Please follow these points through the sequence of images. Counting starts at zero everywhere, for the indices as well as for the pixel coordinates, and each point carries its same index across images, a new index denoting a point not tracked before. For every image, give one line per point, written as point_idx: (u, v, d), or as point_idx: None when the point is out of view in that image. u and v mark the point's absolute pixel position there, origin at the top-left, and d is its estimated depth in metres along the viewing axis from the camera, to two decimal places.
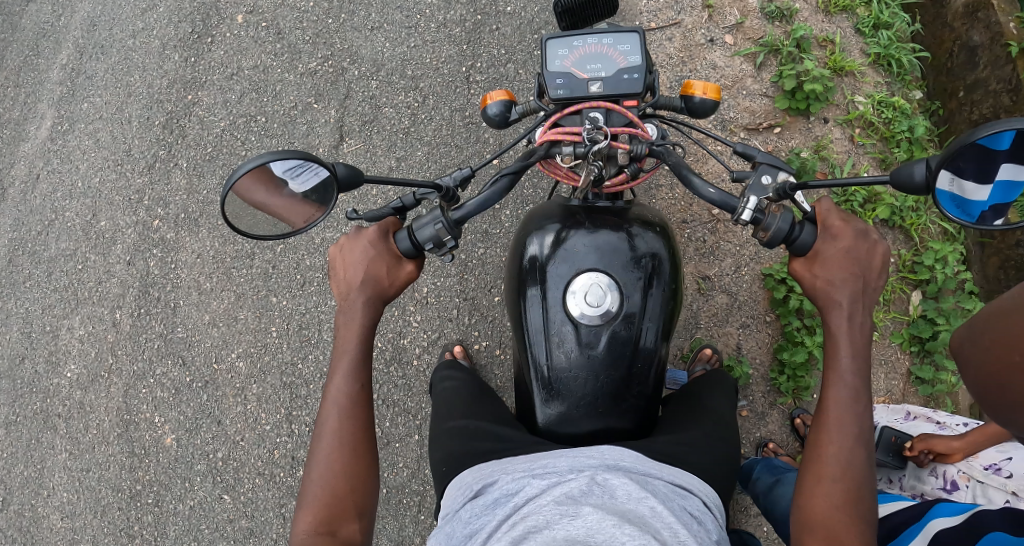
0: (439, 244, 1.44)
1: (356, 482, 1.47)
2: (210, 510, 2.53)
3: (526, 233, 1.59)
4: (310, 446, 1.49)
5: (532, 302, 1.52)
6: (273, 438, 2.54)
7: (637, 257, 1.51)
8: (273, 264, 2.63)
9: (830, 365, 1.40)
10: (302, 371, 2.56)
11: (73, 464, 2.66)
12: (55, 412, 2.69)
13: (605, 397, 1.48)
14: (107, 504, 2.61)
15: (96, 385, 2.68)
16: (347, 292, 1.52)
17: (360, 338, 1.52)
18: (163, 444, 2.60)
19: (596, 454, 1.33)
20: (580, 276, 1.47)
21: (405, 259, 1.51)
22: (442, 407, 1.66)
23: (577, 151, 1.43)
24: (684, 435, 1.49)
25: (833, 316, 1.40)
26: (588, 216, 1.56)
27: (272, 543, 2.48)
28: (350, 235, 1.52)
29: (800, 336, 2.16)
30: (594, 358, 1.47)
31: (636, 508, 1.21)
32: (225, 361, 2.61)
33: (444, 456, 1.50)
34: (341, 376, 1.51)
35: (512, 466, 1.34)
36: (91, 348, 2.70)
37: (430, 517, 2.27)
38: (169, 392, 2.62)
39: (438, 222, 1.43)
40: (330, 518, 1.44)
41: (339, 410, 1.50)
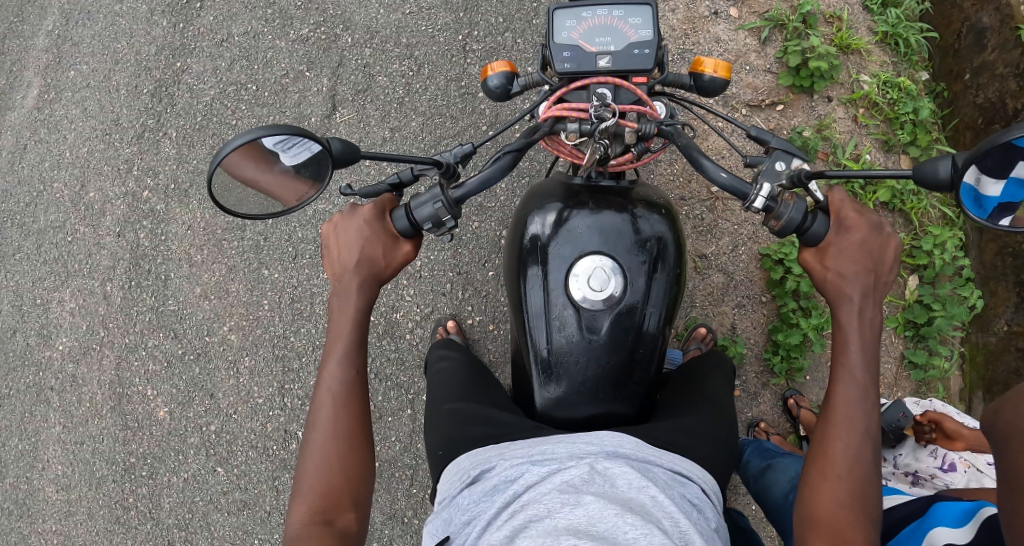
0: (437, 224, 1.42)
1: (352, 471, 1.47)
2: (204, 483, 2.54)
3: (526, 212, 1.57)
4: (305, 433, 1.48)
5: (533, 285, 1.50)
6: (266, 411, 2.54)
7: (642, 241, 1.49)
8: (265, 236, 2.60)
9: (840, 359, 1.40)
10: (295, 345, 2.55)
11: (68, 437, 2.65)
12: (48, 386, 2.68)
13: (605, 383, 1.47)
14: (102, 477, 2.61)
15: (88, 357, 2.66)
16: (342, 274, 1.49)
17: (356, 323, 1.50)
18: (156, 417, 2.60)
19: (598, 441, 1.32)
20: (582, 259, 1.45)
21: (402, 240, 1.49)
22: (437, 388, 1.65)
23: (582, 128, 1.39)
24: (683, 420, 1.48)
25: (843, 310, 1.39)
26: (591, 197, 1.54)
27: (267, 515, 2.51)
28: (345, 213, 1.49)
29: (796, 317, 2.15)
30: (595, 343, 1.46)
31: (637, 497, 1.21)
32: (217, 334, 2.60)
33: (440, 439, 1.49)
34: (337, 360, 1.49)
35: (511, 451, 1.34)
36: (83, 321, 2.68)
37: (422, 490, 2.29)
38: (161, 365, 2.61)
39: (438, 201, 1.39)
40: (325, 507, 1.44)
41: (334, 396, 1.49)
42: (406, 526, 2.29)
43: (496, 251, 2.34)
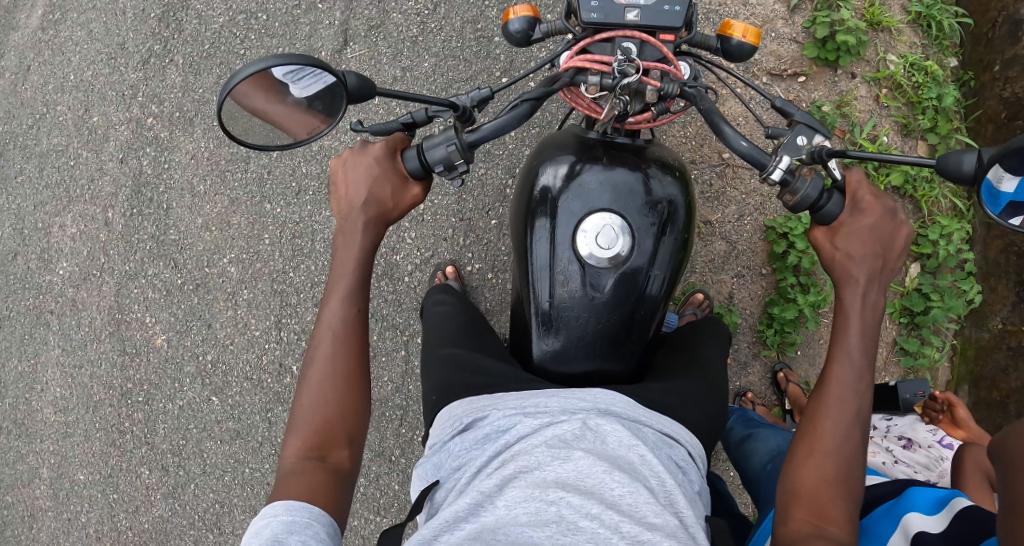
0: (449, 168, 1.39)
1: (348, 410, 1.47)
2: (199, 411, 2.63)
3: (538, 163, 1.56)
4: (304, 369, 1.49)
5: (540, 238, 1.50)
6: (262, 344, 2.58)
7: (653, 202, 1.48)
8: (269, 169, 2.58)
9: (839, 340, 1.40)
10: (293, 281, 2.55)
11: (66, 361, 2.74)
12: (48, 309, 2.74)
13: (605, 341, 1.48)
14: (99, 401, 2.72)
15: (87, 283, 2.70)
16: (348, 212, 1.49)
17: (360, 263, 1.50)
18: (154, 344, 2.66)
19: (591, 397, 1.33)
20: (592, 216, 1.44)
21: (411, 181, 1.47)
22: (434, 333, 1.65)
23: (604, 82, 1.36)
24: (675, 383, 1.48)
25: (847, 291, 1.39)
26: (605, 152, 1.52)
27: (259, 445, 2.59)
28: (355, 150, 1.48)
29: (794, 293, 2.15)
30: (598, 301, 1.46)
31: (626, 455, 1.23)
32: (217, 265, 2.61)
33: (435, 385, 1.50)
34: (339, 299, 1.50)
35: (503, 402, 1.35)
36: (84, 247, 2.70)
37: (410, 430, 2.33)
38: (161, 293, 2.64)
39: (451, 143, 1.37)
40: (320, 443, 1.45)
41: (334, 335, 1.49)
42: (392, 464, 2.35)
43: (500, 200, 2.32)
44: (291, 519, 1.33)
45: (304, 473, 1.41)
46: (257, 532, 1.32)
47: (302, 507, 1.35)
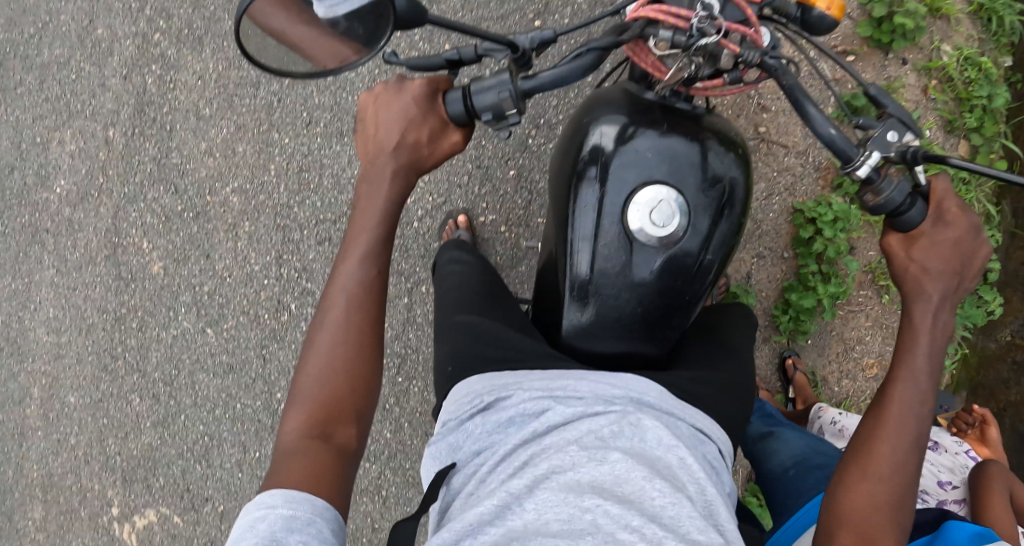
0: (499, 117, 1.24)
1: (357, 384, 1.41)
2: (193, 342, 2.61)
3: (590, 117, 1.44)
4: (314, 328, 1.43)
5: (585, 203, 1.39)
6: (261, 279, 2.52)
7: (711, 182, 1.37)
8: (279, 97, 2.48)
9: (903, 358, 1.35)
10: (298, 216, 2.49)
11: (60, 281, 2.72)
12: (43, 228, 2.70)
13: (642, 322, 1.41)
14: (92, 325, 2.71)
15: (84, 203, 2.65)
16: (376, 160, 1.39)
17: (381, 222, 1.42)
18: (151, 271, 2.61)
19: (622, 384, 1.29)
20: (646, 189, 1.33)
21: (451, 126, 1.34)
22: (453, 296, 1.58)
23: (677, 39, 1.16)
24: (705, 374, 1.43)
25: (917, 309, 1.33)
26: (665, 117, 1.39)
27: (252, 381, 2.58)
28: (390, 88, 1.36)
29: (814, 282, 2.06)
30: (642, 282, 1.37)
31: (665, 457, 1.21)
32: (219, 194, 2.54)
33: (456, 355, 1.44)
34: (357, 256, 1.42)
35: (529, 382, 1.31)
36: (81, 165, 2.65)
37: (407, 380, 2.31)
38: (160, 219, 2.59)
39: (504, 90, 1.21)
40: (326, 412, 1.39)
41: (348, 300, 1.42)
42: (386, 411, 2.34)
43: (520, 150, 2.21)
44: (292, 515, 1.27)
45: (306, 446, 1.37)
46: (253, 528, 1.25)
47: (305, 500, 1.30)
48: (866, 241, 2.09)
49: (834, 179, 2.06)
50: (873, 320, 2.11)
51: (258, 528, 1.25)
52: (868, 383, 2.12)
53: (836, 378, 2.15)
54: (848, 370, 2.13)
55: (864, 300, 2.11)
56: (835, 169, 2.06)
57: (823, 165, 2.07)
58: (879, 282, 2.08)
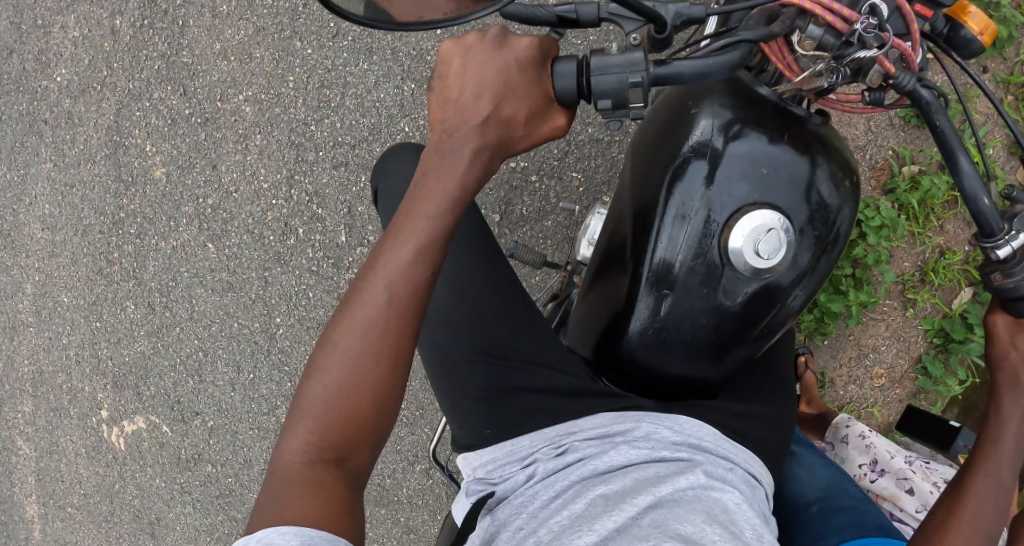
0: (619, 106, 0.95)
1: (383, 404, 1.11)
2: (192, 256, 2.49)
3: (696, 101, 1.22)
4: (332, 329, 1.11)
5: (675, 218, 1.20)
6: (268, 199, 2.38)
7: (823, 213, 1.17)
8: (306, 2, 2.30)
9: (986, 444, 1.26)
10: (314, 135, 2.32)
11: (57, 177, 2.61)
12: (41, 118, 2.58)
13: (716, 351, 1.24)
14: (88, 226, 2.60)
15: (85, 96, 2.52)
16: (453, 131, 1.07)
17: (449, 209, 1.09)
18: (152, 176, 2.49)
19: (680, 427, 1.24)
20: (754, 210, 1.14)
21: (558, 107, 1.05)
22: (464, 320, 1.36)
23: (826, 41, 1.00)
24: (755, 411, 1.35)
25: (1008, 399, 1.25)
26: (783, 125, 1.17)
27: (252, 302, 2.45)
28: (489, 39, 1.04)
29: (846, 286, 1.93)
30: (726, 310, 1.19)
31: (722, 499, 1.12)
32: (231, 101, 2.38)
33: (484, 416, 1.34)
34: (407, 252, 1.09)
35: (585, 432, 1.27)
36: (85, 55, 2.50)
37: None
38: (165, 122, 2.45)
39: (635, 73, 0.93)
40: (340, 439, 1.10)
41: (390, 298, 1.09)
42: None
43: None
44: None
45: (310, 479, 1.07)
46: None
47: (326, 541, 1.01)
48: (903, 250, 1.95)
49: (887, 181, 1.92)
50: (892, 330, 1.99)
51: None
52: (874, 392, 2.02)
53: (844, 382, 2.04)
54: (858, 376, 2.02)
55: (888, 309, 1.98)
56: (889, 171, 1.92)
57: (879, 165, 1.93)
58: (908, 294, 1.96)
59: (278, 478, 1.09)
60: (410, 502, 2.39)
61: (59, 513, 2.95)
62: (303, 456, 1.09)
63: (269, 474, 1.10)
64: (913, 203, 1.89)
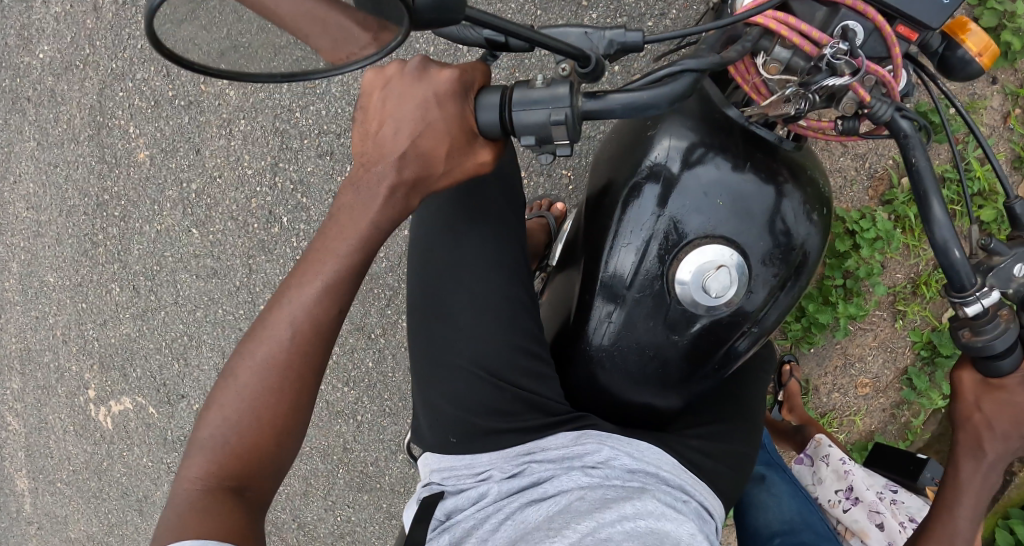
0: (544, 141, 0.91)
1: (286, 435, 1.10)
2: (177, 241, 2.44)
3: (654, 122, 1.19)
4: (236, 361, 1.09)
5: (625, 246, 1.17)
6: (253, 185, 2.32)
7: (786, 249, 1.14)
8: None
9: (943, 519, 1.28)
10: (300, 122, 2.24)
11: (41, 156, 2.57)
12: (24, 96, 2.54)
13: (670, 378, 1.23)
14: (73, 206, 2.56)
15: (68, 74, 2.46)
16: (370, 166, 1.04)
17: (364, 242, 1.06)
18: (135, 158, 2.43)
19: (639, 453, 1.23)
20: (707, 246, 1.11)
21: (482, 141, 0.99)
22: (454, 322, 1.33)
23: (794, 62, 1.00)
24: (721, 441, 1.34)
25: (965, 464, 1.24)
26: (749, 152, 1.14)
27: (235, 289, 2.41)
28: (409, 73, 1.00)
29: (836, 297, 1.92)
30: (675, 342, 1.18)
31: (669, 526, 1.13)
32: (215, 84, 2.31)
33: (451, 423, 1.33)
34: (313, 289, 1.07)
35: (545, 451, 1.25)
36: (67, 32, 2.44)
37: (396, 313, 2.14)
38: (148, 103, 2.38)
39: (559, 109, 0.89)
40: (238, 471, 1.08)
41: (295, 333, 1.07)
42: (371, 340, 2.20)
43: None
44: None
45: (204, 510, 1.05)
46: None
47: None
48: (897, 262, 1.93)
49: (885, 192, 1.89)
50: (880, 340, 1.99)
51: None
52: (858, 401, 2.04)
53: (828, 390, 2.06)
54: (842, 384, 2.04)
55: (877, 319, 1.98)
56: (888, 181, 1.89)
57: (878, 174, 1.89)
58: (899, 306, 1.95)
59: (173, 506, 1.07)
60: (391, 490, 2.30)
61: (49, 488, 2.96)
62: (198, 486, 1.07)
63: (167, 500, 1.09)
64: (910, 215, 1.87)
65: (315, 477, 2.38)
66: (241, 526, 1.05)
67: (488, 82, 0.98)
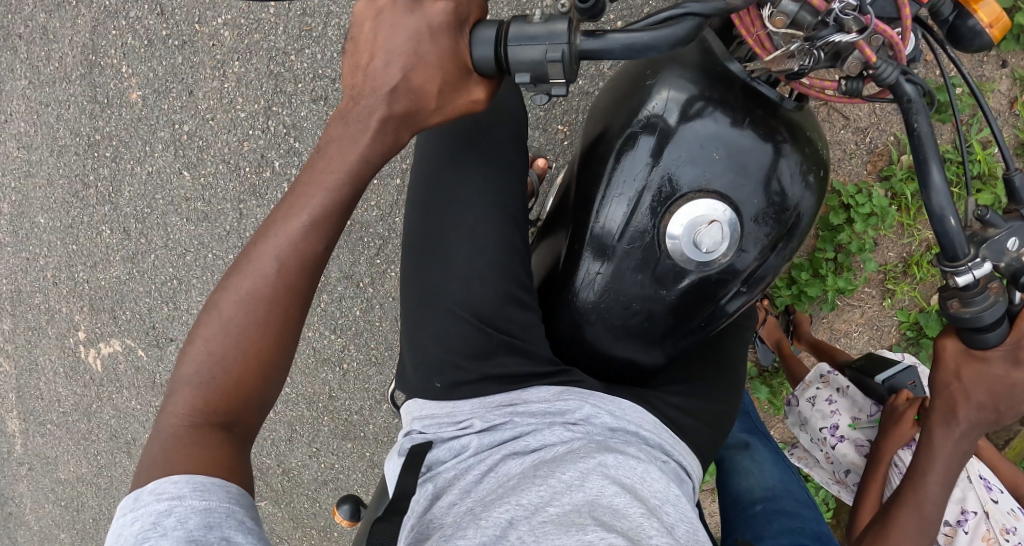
0: (539, 80, 0.90)
1: (271, 371, 1.10)
2: (168, 183, 2.42)
3: (655, 71, 1.17)
4: (219, 297, 1.08)
5: (617, 198, 1.16)
6: (245, 128, 2.29)
7: (781, 209, 1.13)
8: None
9: (915, 483, 1.30)
10: (294, 66, 2.21)
11: (33, 95, 2.51)
12: (16, 34, 2.47)
13: (653, 334, 1.23)
14: (65, 146, 2.52)
15: (61, 11, 2.41)
16: (360, 98, 1.01)
17: (353, 176, 1.05)
18: (127, 99, 2.39)
19: (619, 412, 1.23)
20: (702, 201, 1.10)
21: (474, 78, 0.97)
22: (444, 265, 1.33)
23: (801, 17, 0.96)
24: (704, 401, 1.35)
25: (937, 428, 1.26)
26: (748, 108, 1.12)
27: (224, 234, 2.40)
28: (402, 3, 0.97)
29: (826, 270, 1.92)
30: (662, 297, 1.17)
31: (647, 485, 1.12)
32: (209, 25, 2.26)
33: (438, 367, 1.32)
34: (300, 223, 1.06)
35: (526, 404, 1.25)
36: None
37: (385, 264, 2.14)
38: (142, 42, 2.34)
39: (555, 46, 0.88)
40: (225, 405, 1.08)
41: (282, 270, 1.07)
42: (359, 290, 2.20)
43: None
44: (207, 509, 0.98)
45: (189, 443, 1.05)
46: (157, 528, 0.96)
47: (217, 487, 1.01)
48: (890, 239, 1.93)
49: (883, 168, 1.87)
50: (866, 318, 2.01)
51: (162, 529, 0.96)
52: None
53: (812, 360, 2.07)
54: None
55: (865, 297, 1.99)
56: (887, 157, 1.87)
57: (878, 150, 1.87)
58: (888, 285, 1.96)
59: (157, 441, 1.06)
60: (374, 439, 2.33)
61: (39, 429, 2.97)
62: (185, 421, 1.07)
63: (151, 435, 1.09)
64: (907, 194, 1.86)
65: (300, 425, 2.40)
66: (226, 457, 1.05)
67: (483, 17, 0.97)
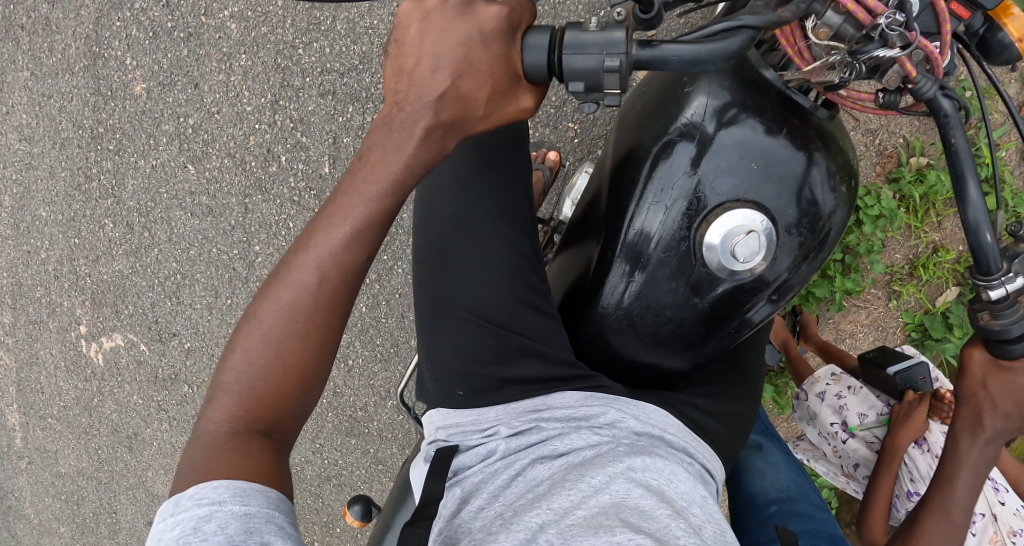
0: (593, 89, 0.90)
1: (311, 380, 1.09)
2: (172, 177, 2.39)
3: (690, 78, 1.16)
4: (259, 305, 1.08)
5: (653, 205, 1.16)
6: (251, 122, 2.27)
7: (814, 219, 1.13)
8: None
9: (941, 489, 1.31)
10: (301, 60, 2.19)
11: (34, 87, 2.48)
12: (18, 24, 2.44)
13: (682, 342, 1.23)
14: (67, 139, 2.49)
15: (64, 2, 2.37)
16: (404, 105, 0.99)
17: (397, 186, 1.03)
18: (131, 91, 2.36)
19: (645, 417, 1.23)
20: (737, 211, 1.10)
21: (525, 83, 0.96)
22: (459, 277, 1.34)
23: (844, 30, 0.95)
24: (726, 407, 1.35)
25: (964, 439, 1.26)
26: (782, 116, 1.11)
27: (228, 229, 2.38)
28: (452, 6, 0.96)
29: (833, 271, 1.92)
30: (694, 305, 1.17)
31: (672, 487, 1.12)
32: (215, 18, 2.24)
33: (457, 378, 1.32)
34: (342, 233, 1.05)
35: (551, 410, 1.24)
36: None
37: (392, 260, 2.13)
38: (146, 34, 2.31)
39: (613, 55, 0.88)
40: (265, 413, 1.07)
41: (323, 279, 1.06)
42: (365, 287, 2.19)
43: None
44: (247, 514, 0.98)
45: (230, 451, 1.04)
46: (198, 533, 0.96)
47: (257, 493, 1.00)
48: (897, 242, 1.93)
49: (892, 170, 1.87)
50: (872, 319, 2.01)
51: (203, 534, 0.96)
52: None
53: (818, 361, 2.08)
54: None
55: (871, 298, 2.00)
56: (897, 159, 1.87)
57: (887, 152, 1.87)
58: (894, 286, 1.97)
59: (197, 448, 1.06)
60: (379, 435, 2.32)
61: (39, 423, 2.95)
62: (226, 428, 1.06)
63: (190, 442, 1.08)
64: (915, 196, 1.85)
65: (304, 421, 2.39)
66: (267, 465, 1.04)
67: (533, 22, 0.96)
